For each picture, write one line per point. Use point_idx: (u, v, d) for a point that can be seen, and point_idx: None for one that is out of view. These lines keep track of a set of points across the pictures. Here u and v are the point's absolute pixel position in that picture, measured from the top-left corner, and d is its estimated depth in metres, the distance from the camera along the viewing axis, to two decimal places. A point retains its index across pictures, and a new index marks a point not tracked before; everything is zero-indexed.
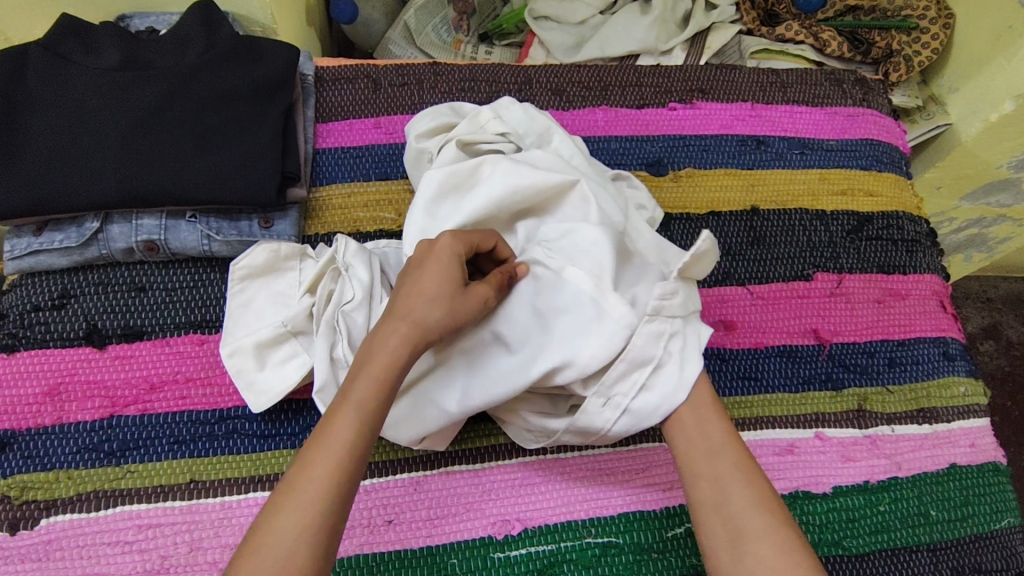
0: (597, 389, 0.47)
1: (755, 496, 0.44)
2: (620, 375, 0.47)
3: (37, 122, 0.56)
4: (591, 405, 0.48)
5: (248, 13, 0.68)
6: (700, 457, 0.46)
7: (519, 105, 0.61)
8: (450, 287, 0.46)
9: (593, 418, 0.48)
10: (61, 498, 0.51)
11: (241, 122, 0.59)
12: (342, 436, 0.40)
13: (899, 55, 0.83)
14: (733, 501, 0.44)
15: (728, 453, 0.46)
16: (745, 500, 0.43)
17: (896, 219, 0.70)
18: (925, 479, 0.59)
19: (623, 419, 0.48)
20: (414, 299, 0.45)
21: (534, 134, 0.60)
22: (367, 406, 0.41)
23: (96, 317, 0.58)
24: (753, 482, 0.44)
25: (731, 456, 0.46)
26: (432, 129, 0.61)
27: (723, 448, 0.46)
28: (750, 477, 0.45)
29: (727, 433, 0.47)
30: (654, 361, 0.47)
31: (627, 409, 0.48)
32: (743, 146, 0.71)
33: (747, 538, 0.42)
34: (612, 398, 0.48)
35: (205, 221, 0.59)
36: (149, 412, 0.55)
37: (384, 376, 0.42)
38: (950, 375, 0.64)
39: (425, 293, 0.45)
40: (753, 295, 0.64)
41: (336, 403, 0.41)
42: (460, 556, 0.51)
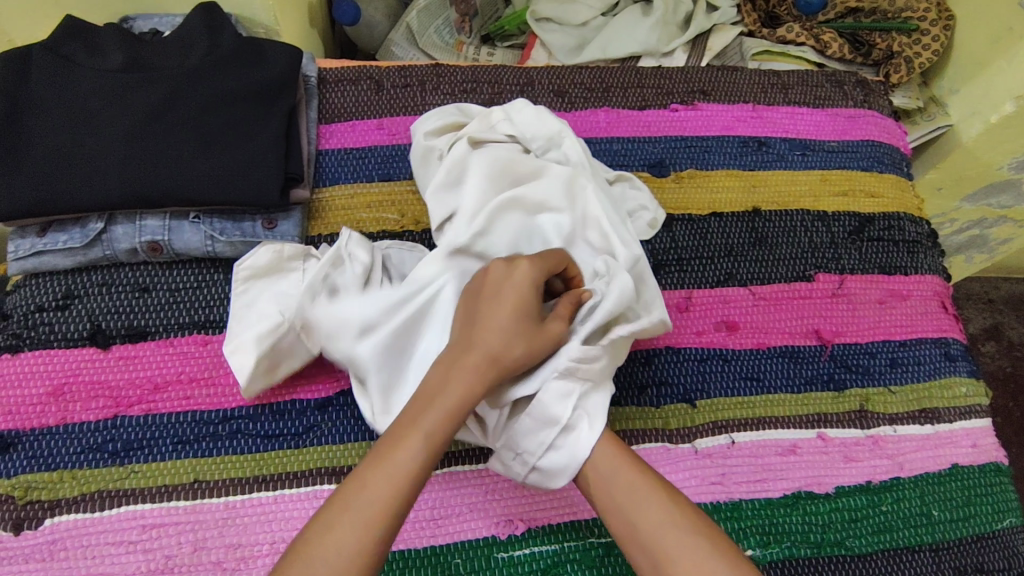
0: (505, 442, 0.48)
1: (657, 508, 0.43)
2: (524, 430, 0.47)
3: (42, 124, 0.57)
4: (501, 456, 0.49)
5: (251, 14, 0.68)
6: (600, 483, 0.45)
7: (531, 107, 0.61)
8: (529, 323, 0.46)
9: (506, 467, 0.49)
10: (66, 498, 0.51)
11: (245, 123, 0.59)
12: (407, 460, 0.40)
13: (900, 57, 0.83)
14: (639, 522, 0.43)
15: (621, 470, 0.45)
16: (651, 516, 0.42)
17: (897, 220, 0.70)
18: (927, 479, 0.59)
19: (533, 476, 0.48)
20: (495, 333, 0.45)
21: (543, 138, 0.61)
22: (436, 437, 0.42)
23: (100, 317, 0.58)
24: (660, 501, 0.43)
25: (626, 473, 0.45)
26: (439, 128, 0.61)
27: (619, 467, 0.45)
28: (649, 491, 0.44)
29: (617, 449, 0.47)
30: (559, 422, 0.47)
31: (535, 466, 0.48)
32: (745, 147, 0.71)
33: (663, 558, 0.41)
34: (520, 453, 0.48)
35: (209, 222, 0.59)
36: (153, 412, 0.55)
37: (455, 407, 0.43)
38: (951, 376, 0.64)
39: (508, 327, 0.45)
40: (755, 295, 0.64)
41: (406, 427, 0.42)
42: (464, 556, 0.51)
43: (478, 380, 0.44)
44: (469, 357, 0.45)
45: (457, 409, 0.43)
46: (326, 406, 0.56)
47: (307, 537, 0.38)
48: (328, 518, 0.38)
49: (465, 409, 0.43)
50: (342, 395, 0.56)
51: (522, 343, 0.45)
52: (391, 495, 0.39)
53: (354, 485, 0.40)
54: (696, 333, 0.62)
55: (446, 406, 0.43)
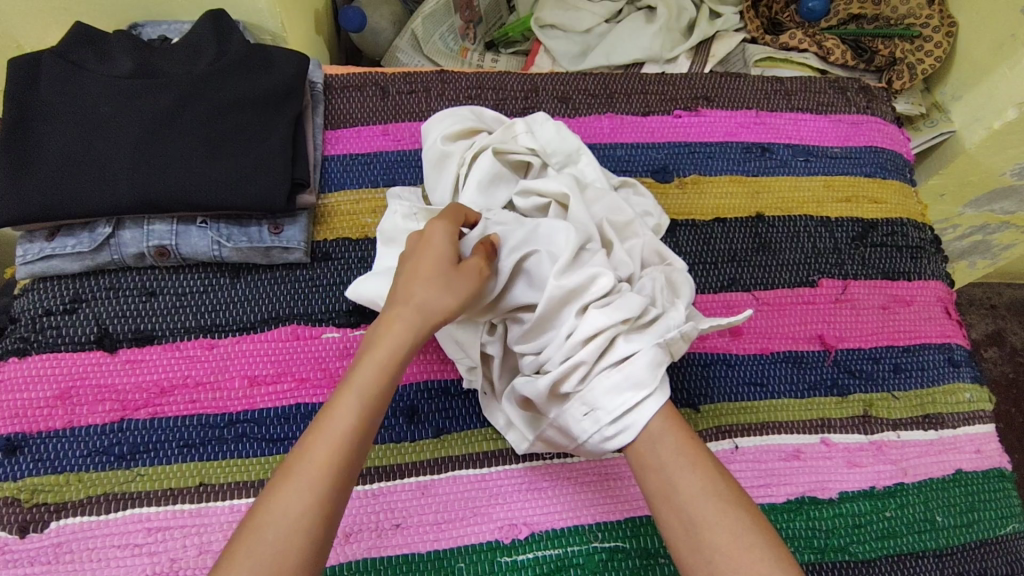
0: (582, 397, 0.48)
1: (701, 481, 0.44)
2: (611, 385, 0.47)
3: (52, 129, 0.57)
4: (573, 411, 0.49)
5: (258, 21, 0.69)
6: (645, 447, 0.47)
7: (552, 123, 0.62)
8: (445, 267, 0.48)
9: (572, 423, 0.49)
10: (72, 501, 0.52)
11: (251, 130, 0.60)
12: (342, 420, 0.41)
13: (902, 63, 0.83)
14: (681, 489, 0.44)
15: (671, 440, 0.46)
16: (695, 488, 0.44)
17: (900, 226, 0.70)
18: (931, 485, 0.59)
19: (602, 437, 0.48)
20: (406, 276, 0.48)
21: (561, 154, 0.62)
22: (369, 393, 0.42)
23: (108, 321, 0.58)
24: (697, 466, 0.45)
25: (674, 441, 0.46)
26: (457, 132, 0.62)
27: (668, 436, 0.47)
28: (695, 463, 0.45)
29: (671, 420, 0.48)
30: (647, 387, 0.47)
31: (605, 425, 0.47)
32: (748, 153, 0.71)
33: (699, 527, 0.42)
34: (594, 411, 0.48)
35: (216, 227, 0.60)
36: (159, 416, 0.55)
37: (387, 363, 0.44)
38: (955, 382, 0.64)
39: (429, 277, 0.47)
40: (758, 301, 0.64)
41: (340, 389, 0.43)
42: (467, 560, 0.51)
43: (402, 330, 0.45)
44: (390, 308, 0.46)
45: (389, 362, 0.44)
46: None
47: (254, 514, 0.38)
48: (274, 485, 0.39)
49: (398, 362, 0.44)
50: None
51: (422, 281, 0.47)
52: (331, 452, 0.40)
53: (296, 449, 0.40)
54: (699, 339, 0.62)
55: (375, 362, 0.44)
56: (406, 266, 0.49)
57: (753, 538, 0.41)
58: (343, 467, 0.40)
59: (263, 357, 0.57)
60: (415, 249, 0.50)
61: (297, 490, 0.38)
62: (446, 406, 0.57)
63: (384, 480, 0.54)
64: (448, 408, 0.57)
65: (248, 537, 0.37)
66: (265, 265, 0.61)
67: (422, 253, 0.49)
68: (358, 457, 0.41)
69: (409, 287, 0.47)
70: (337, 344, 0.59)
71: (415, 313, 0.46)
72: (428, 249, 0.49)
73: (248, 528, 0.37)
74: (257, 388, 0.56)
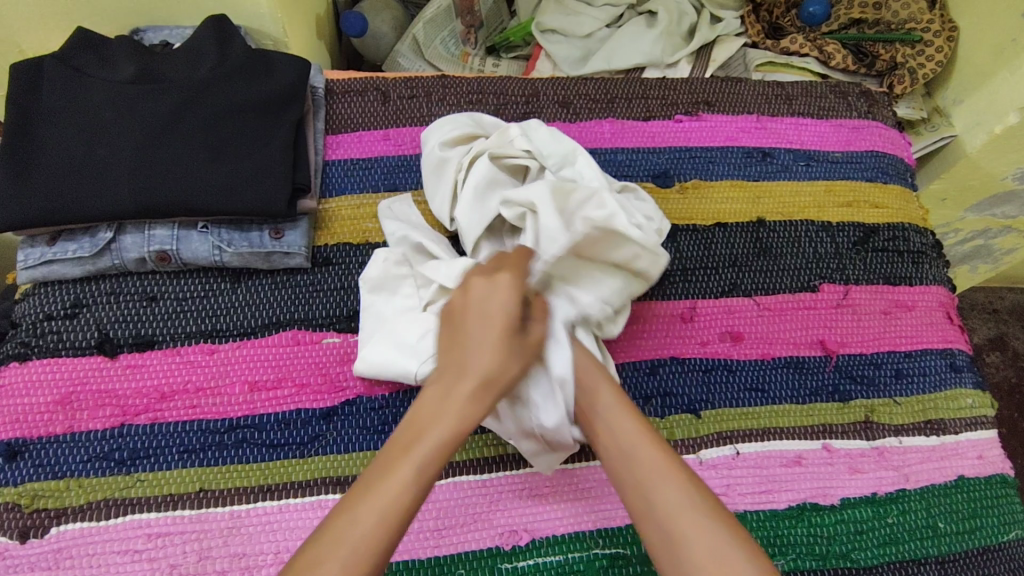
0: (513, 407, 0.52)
1: (677, 495, 0.43)
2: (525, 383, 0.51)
3: (54, 134, 0.57)
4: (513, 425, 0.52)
5: (259, 26, 0.69)
6: (621, 464, 0.46)
7: (547, 128, 0.62)
8: (511, 337, 0.46)
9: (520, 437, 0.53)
10: (71, 507, 0.52)
11: (252, 135, 0.60)
12: (396, 491, 0.40)
13: (903, 68, 0.83)
14: (658, 506, 0.43)
15: (646, 453, 0.45)
16: (670, 504, 0.42)
17: (902, 231, 0.70)
18: (932, 491, 0.59)
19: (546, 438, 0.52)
20: (475, 339, 0.46)
21: (559, 155, 0.61)
22: (427, 466, 0.41)
23: (109, 326, 0.58)
24: (676, 478, 0.44)
25: (648, 456, 0.45)
26: (455, 138, 0.62)
27: (642, 450, 0.45)
28: (670, 472, 0.44)
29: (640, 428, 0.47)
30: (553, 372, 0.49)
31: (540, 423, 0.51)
32: (749, 157, 0.72)
33: (679, 544, 0.41)
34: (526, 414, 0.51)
35: (217, 232, 0.60)
36: (160, 421, 0.55)
37: (450, 436, 0.43)
38: (956, 387, 0.64)
39: (501, 350, 0.45)
40: (759, 306, 0.64)
41: (395, 455, 0.42)
42: (467, 566, 0.51)
43: (471, 405, 0.44)
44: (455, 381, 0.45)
45: (451, 438, 0.43)
46: (332, 415, 0.56)
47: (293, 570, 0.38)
48: (314, 554, 0.38)
49: (456, 440, 0.43)
50: (347, 404, 0.56)
51: (491, 350, 0.45)
52: (380, 522, 0.39)
53: (341, 514, 0.39)
54: (700, 344, 0.62)
55: (433, 437, 0.42)
56: (475, 325, 0.46)
57: (734, 555, 0.40)
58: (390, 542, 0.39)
59: (262, 363, 0.57)
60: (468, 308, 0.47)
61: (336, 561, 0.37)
62: None
63: None
64: None
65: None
66: (265, 270, 0.61)
67: (487, 311, 0.46)
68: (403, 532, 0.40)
69: (478, 355, 0.45)
70: (338, 349, 0.58)
71: (484, 387, 0.44)
72: (481, 310, 0.46)
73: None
74: (257, 393, 0.56)
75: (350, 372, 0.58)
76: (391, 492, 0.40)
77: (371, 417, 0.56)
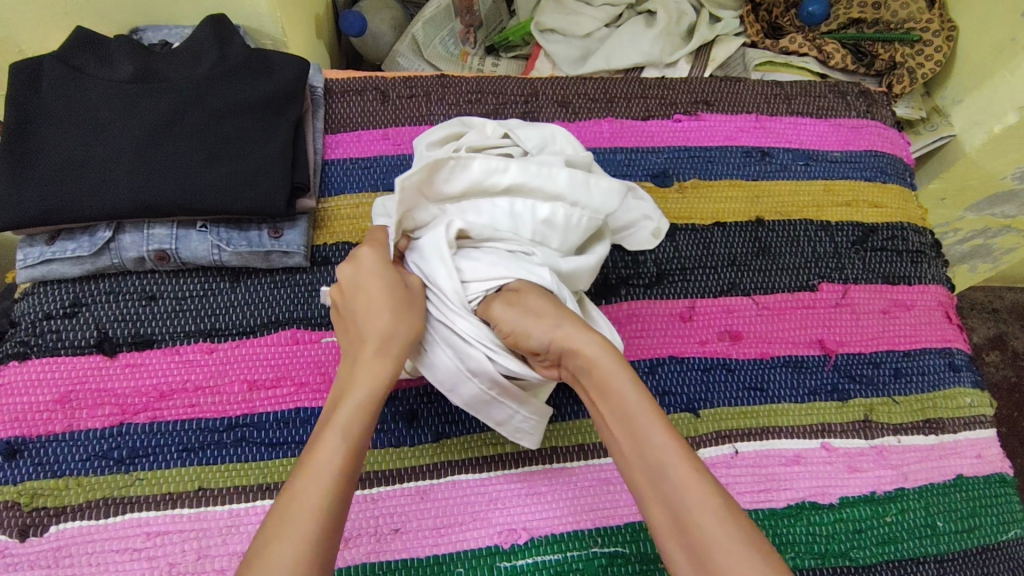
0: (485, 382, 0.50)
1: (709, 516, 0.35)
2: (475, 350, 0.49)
3: (53, 133, 0.57)
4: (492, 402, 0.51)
5: (259, 26, 0.69)
6: (644, 476, 0.39)
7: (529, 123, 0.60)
8: (395, 297, 0.47)
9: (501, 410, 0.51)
10: (70, 505, 0.52)
11: (251, 134, 0.60)
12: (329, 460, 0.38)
13: (902, 68, 0.83)
14: (686, 525, 0.36)
15: (671, 463, 0.38)
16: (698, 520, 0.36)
17: (901, 230, 0.70)
18: (932, 490, 0.59)
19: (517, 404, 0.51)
20: (361, 310, 0.47)
21: (537, 139, 0.59)
22: (352, 432, 0.40)
23: (108, 325, 0.58)
24: (706, 494, 0.36)
25: (674, 465, 0.38)
26: (442, 138, 0.59)
27: (668, 458, 0.38)
28: (707, 498, 0.36)
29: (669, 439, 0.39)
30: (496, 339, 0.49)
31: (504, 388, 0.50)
32: (748, 157, 0.72)
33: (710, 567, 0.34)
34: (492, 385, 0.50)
35: (215, 231, 0.60)
36: (158, 420, 0.55)
37: (368, 398, 0.42)
38: (955, 386, 0.64)
39: (389, 308, 0.47)
40: (758, 305, 0.64)
41: (319, 432, 0.40)
42: (466, 565, 0.51)
43: (378, 366, 0.44)
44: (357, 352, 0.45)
45: (369, 401, 0.42)
46: None
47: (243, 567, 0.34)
48: (268, 527, 0.36)
49: (375, 400, 0.43)
50: None
51: (383, 311, 0.46)
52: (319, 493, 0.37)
53: (279, 499, 0.37)
54: (698, 344, 0.62)
55: (351, 406, 0.42)
56: (357, 304, 0.48)
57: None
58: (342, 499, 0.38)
59: (261, 362, 0.57)
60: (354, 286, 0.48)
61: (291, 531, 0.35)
62: (447, 410, 0.57)
63: (383, 484, 0.54)
64: (448, 413, 0.57)
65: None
66: (265, 269, 0.61)
67: (369, 285, 0.48)
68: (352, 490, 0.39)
69: (369, 322, 0.46)
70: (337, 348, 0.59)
71: (387, 346, 0.45)
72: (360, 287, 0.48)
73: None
74: (256, 392, 0.56)
75: None
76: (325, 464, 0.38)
77: None
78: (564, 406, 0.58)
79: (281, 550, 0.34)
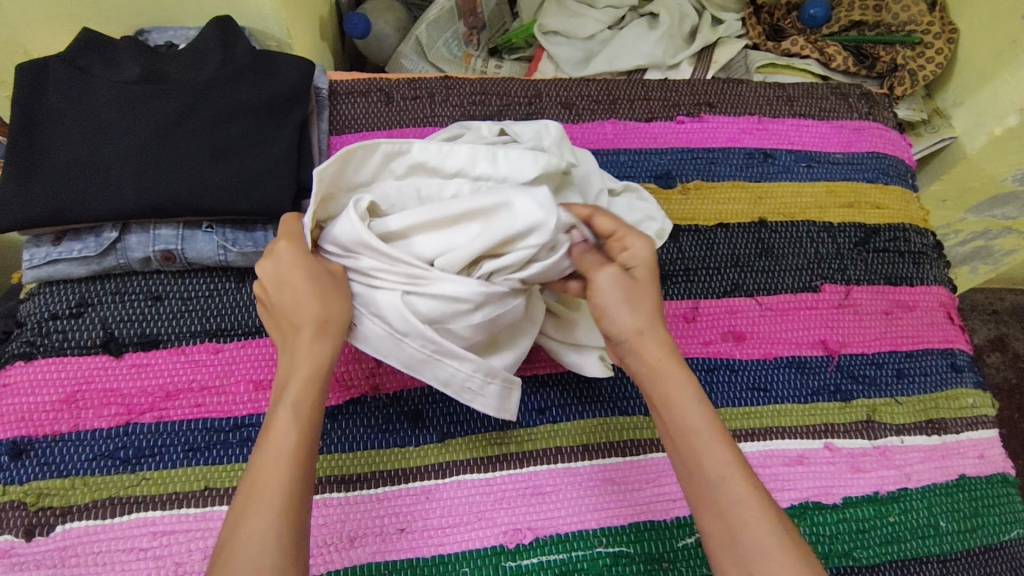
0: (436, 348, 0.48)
1: (768, 539, 0.38)
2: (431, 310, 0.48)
3: (60, 134, 0.58)
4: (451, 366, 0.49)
5: (264, 27, 0.69)
6: (709, 494, 0.41)
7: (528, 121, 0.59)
8: (321, 279, 0.47)
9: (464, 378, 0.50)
10: (77, 505, 0.52)
11: (257, 135, 0.60)
12: (285, 436, 0.41)
13: (903, 70, 0.83)
14: (746, 546, 0.39)
15: (736, 489, 0.40)
16: (760, 547, 0.38)
17: (903, 231, 0.70)
18: (935, 490, 0.59)
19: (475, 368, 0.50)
20: (288, 298, 0.46)
21: (530, 133, 0.58)
22: (303, 405, 0.43)
23: (114, 326, 0.59)
24: (764, 520, 0.39)
25: (737, 490, 0.40)
26: (439, 140, 0.60)
27: (731, 484, 0.40)
28: (768, 522, 0.39)
29: (727, 455, 0.41)
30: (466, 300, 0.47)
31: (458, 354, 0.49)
32: (751, 158, 0.72)
33: None
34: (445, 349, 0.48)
35: (221, 232, 0.60)
36: (164, 420, 0.55)
37: (314, 377, 0.44)
38: (958, 387, 0.64)
39: (318, 289, 0.46)
40: (761, 306, 0.65)
41: (274, 409, 0.43)
42: (471, 565, 0.51)
43: (318, 344, 0.45)
44: (293, 335, 0.45)
45: (315, 374, 0.44)
46: (337, 414, 0.56)
47: (223, 548, 0.38)
48: (237, 512, 0.39)
49: (322, 375, 0.44)
50: (351, 402, 0.57)
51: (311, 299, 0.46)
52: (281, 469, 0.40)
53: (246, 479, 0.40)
54: (702, 344, 0.62)
55: (298, 383, 0.43)
56: (282, 298, 0.46)
57: None
58: (304, 476, 0.40)
59: (267, 362, 0.58)
60: (277, 281, 0.47)
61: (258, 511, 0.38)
62: (451, 410, 0.57)
63: (388, 484, 0.54)
64: (452, 412, 0.57)
65: (223, 568, 0.36)
66: None
67: (291, 275, 0.46)
68: (314, 455, 0.42)
69: (301, 310, 0.45)
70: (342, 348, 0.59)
71: (324, 326, 0.45)
72: (283, 280, 0.46)
73: (220, 560, 0.37)
74: (262, 392, 0.56)
75: (355, 370, 0.58)
76: (282, 440, 0.41)
77: (375, 416, 0.56)
78: (569, 405, 0.58)
79: (249, 529, 0.37)
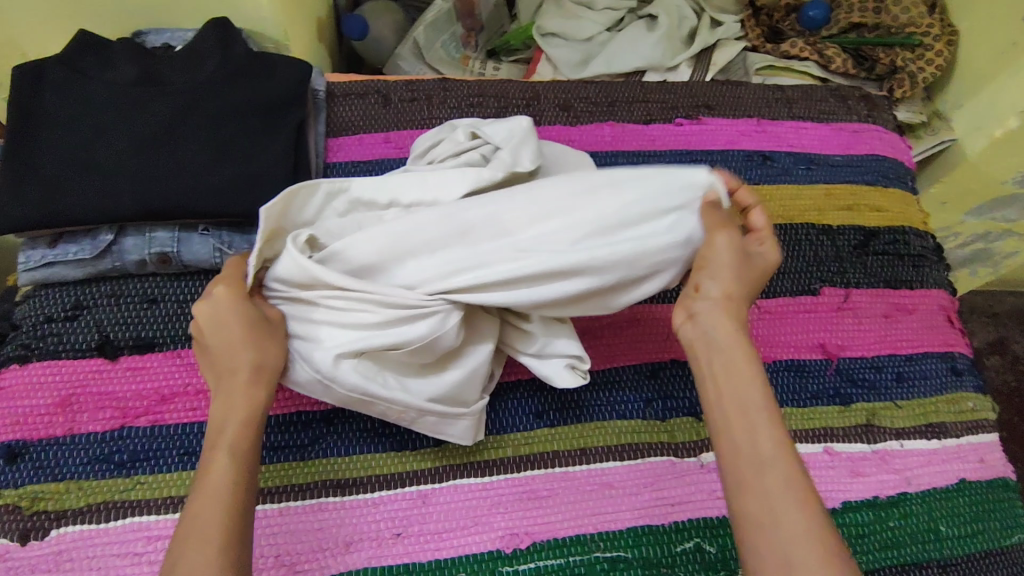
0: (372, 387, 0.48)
1: (804, 525, 0.37)
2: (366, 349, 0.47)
3: (56, 136, 0.57)
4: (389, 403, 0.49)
5: (261, 29, 0.69)
6: (749, 470, 0.39)
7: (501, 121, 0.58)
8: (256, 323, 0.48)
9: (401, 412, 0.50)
10: (71, 509, 0.52)
11: (254, 138, 0.60)
12: (222, 475, 0.42)
13: (903, 72, 0.83)
14: (780, 527, 0.37)
15: (780, 468, 0.39)
16: (794, 530, 0.37)
17: (903, 234, 0.70)
18: (935, 495, 0.59)
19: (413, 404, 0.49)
20: (219, 344, 0.47)
21: (504, 133, 0.56)
22: (240, 447, 0.44)
23: (109, 329, 0.58)
24: (803, 505, 0.38)
25: (782, 471, 0.39)
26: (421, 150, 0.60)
27: (777, 464, 0.39)
28: (807, 507, 0.38)
29: (777, 438, 0.40)
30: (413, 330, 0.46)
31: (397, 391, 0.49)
32: (750, 161, 0.72)
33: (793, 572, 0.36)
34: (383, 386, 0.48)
35: (217, 235, 0.60)
36: (159, 424, 0.55)
37: (247, 419, 0.45)
38: (958, 390, 0.64)
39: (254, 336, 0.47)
40: (760, 309, 0.64)
41: (210, 452, 0.43)
42: (467, 569, 0.51)
43: (252, 391, 0.46)
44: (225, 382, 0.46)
45: (248, 418, 0.45)
46: (333, 418, 0.56)
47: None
48: (178, 542, 0.39)
49: (256, 417, 0.46)
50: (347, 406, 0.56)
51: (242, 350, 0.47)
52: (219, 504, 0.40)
53: (183, 518, 0.40)
54: None
55: (232, 425, 0.45)
56: (212, 340, 0.47)
57: None
58: (242, 508, 0.41)
59: None
60: (212, 324, 0.48)
61: (197, 547, 0.38)
62: None
63: (384, 489, 0.53)
64: None
65: None
66: None
67: (226, 321, 0.47)
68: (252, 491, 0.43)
69: (234, 354, 0.47)
70: None
71: (257, 372, 0.47)
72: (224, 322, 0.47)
73: None
74: None
75: None
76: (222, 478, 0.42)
77: (371, 420, 0.56)
78: (567, 409, 0.58)
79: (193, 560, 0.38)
